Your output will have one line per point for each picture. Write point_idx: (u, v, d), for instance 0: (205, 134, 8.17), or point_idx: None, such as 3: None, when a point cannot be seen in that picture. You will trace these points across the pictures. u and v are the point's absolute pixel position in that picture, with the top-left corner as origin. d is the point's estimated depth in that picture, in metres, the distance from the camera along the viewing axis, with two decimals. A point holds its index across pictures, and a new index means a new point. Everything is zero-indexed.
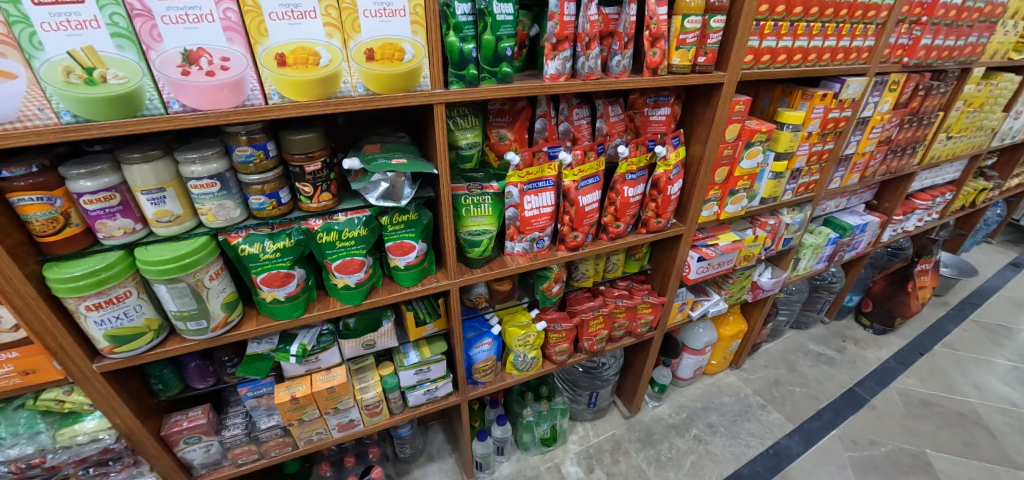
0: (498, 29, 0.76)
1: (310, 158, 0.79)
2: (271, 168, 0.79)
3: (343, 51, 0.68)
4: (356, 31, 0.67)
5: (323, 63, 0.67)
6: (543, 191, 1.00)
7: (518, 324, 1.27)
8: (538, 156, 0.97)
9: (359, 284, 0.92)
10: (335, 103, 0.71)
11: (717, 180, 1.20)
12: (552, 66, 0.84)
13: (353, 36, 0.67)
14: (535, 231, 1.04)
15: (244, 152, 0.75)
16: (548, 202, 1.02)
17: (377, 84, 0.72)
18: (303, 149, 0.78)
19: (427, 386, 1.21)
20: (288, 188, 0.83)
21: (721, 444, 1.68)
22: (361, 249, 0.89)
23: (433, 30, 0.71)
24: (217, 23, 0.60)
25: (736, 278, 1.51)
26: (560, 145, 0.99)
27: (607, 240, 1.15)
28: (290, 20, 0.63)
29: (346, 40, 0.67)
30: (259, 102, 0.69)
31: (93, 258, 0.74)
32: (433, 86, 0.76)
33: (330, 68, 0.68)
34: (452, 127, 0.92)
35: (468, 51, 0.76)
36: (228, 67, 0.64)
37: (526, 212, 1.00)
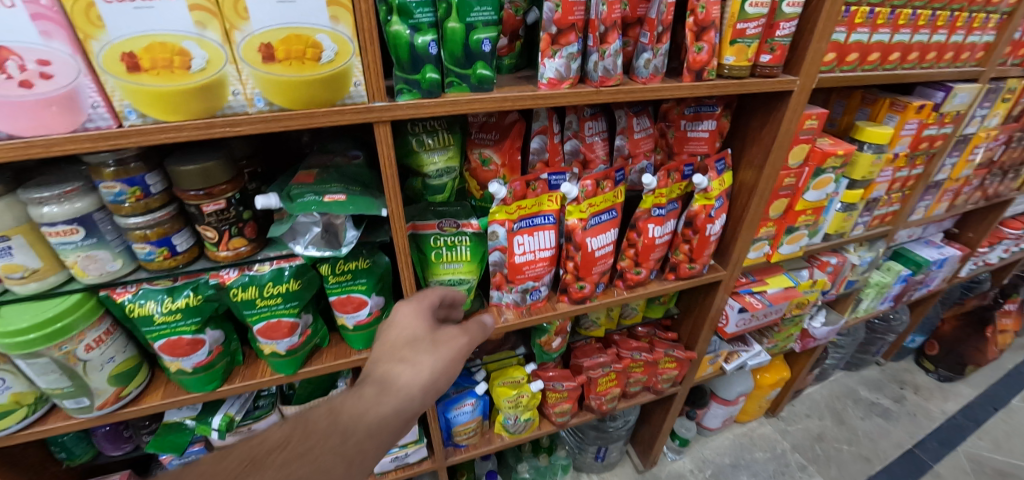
0: (469, 12, 0.51)
1: (207, 196, 0.57)
2: (158, 208, 0.57)
3: (225, 46, 0.45)
4: (243, 17, 0.44)
5: (196, 67, 0.45)
6: (541, 229, 0.75)
7: (510, 382, 1.02)
8: (534, 187, 0.72)
9: (292, 351, 0.72)
10: (225, 123, 0.49)
11: (770, 215, 0.92)
12: (552, 68, 0.59)
13: (239, 26, 0.44)
14: (528, 280, 0.79)
15: (111, 190, 0.53)
16: (546, 244, 0.77)
17: (285, 95, 0.49)
18: (200, 184, 0.56)
19: (394, 452, 1.00)
20: (188, 231, 0.62)
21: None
22: (292, 307, 0.69)
23: (364, 14, 0.47)
24: (20, 7, 0.38)
25: (783, 327, 1.23)
26: (564, 172, 0.74)
27: (624, 290, 0.90)
28: (134, 2, 0.40)
29: (229, 31, 0.44)
30: (109, 124, 0.47)
31: None
32: (371, 98, 0.52)
33: (209, 72, 0.46)
34: (417, 147, 0.67)
35: (425, 46, 0.51)
36: (51, 75, 0.42)
37: (517, 257, 0.75)
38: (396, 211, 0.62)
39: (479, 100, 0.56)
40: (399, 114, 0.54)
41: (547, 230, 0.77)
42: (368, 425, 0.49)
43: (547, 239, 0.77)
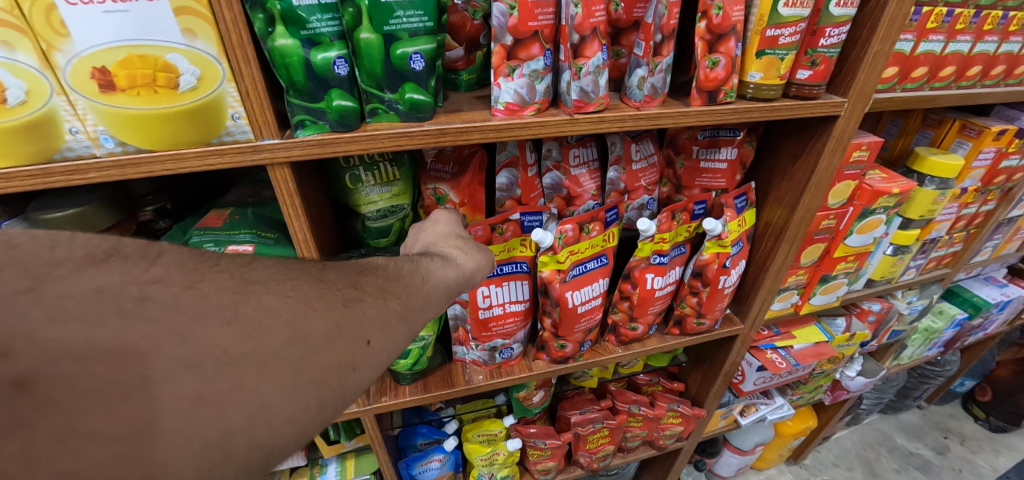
0: (388, 19, 0.40)
1: None
2: None
3: (42, 71, 0.33)
4: (63, 35, 0.32)
5: (12, 100, 0.34)
6: (511, 279, 0.62)
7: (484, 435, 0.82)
8: (501, 231, 0.57)
9: None
10: (66, 173, 0.38)
11: (801, 262, 0.76)
12: (508, 89, 0.47)
13: (57, 45, 0.32)
14: (496, 338, 0.65)
15: None
16: (519, 296, 0.63)
17: (140, 134, 0.38)
18: (66, 236, 0.44)
19: None
20: None
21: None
22: None
23: (232, 27, 0.35)
24: None
25: (812, 381, 1.05)
26: (541, 212, 0.59)
27: (616, 346, 0.73)
28: None
29: (49, 51, 0.33)
30: None
31: None
32: (259, 134, 0.41)
33: (30, 107, 0.34)
34: (351, 182, 0.54)
35: (330, 65, 0.40)
36: None
37: (480, 313, 0.62)
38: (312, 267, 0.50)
39: (410, 136, 0.45)
40: (300, 154, 0.43)
41: (520, 280, 0.63)
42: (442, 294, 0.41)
43: (520, 290, 0.63)
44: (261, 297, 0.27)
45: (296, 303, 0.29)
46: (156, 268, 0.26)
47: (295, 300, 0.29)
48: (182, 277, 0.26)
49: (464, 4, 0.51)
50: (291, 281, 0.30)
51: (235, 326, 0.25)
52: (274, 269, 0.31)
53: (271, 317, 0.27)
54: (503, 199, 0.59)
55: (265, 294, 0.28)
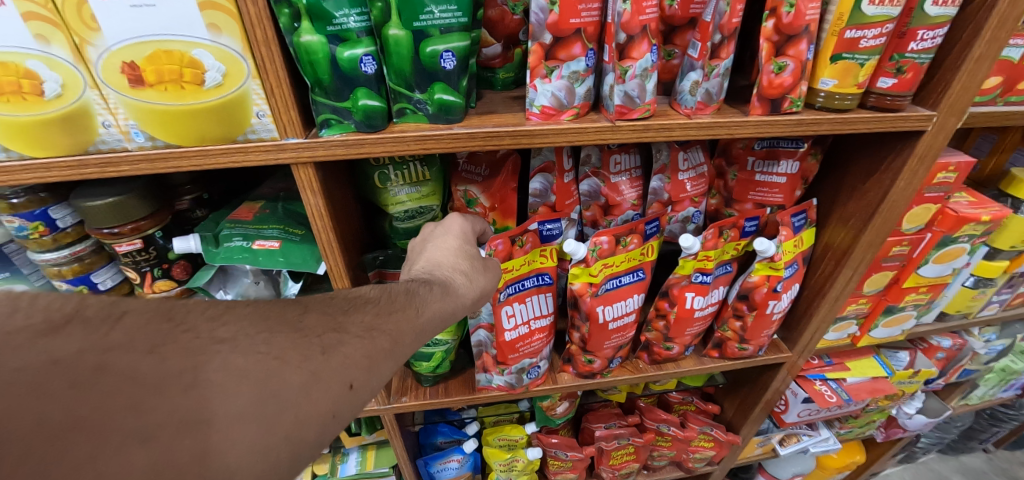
0: (418, 14, 0.38)
1: (116, 236, 0.46)
2: (76, 242, 0.48)
3: (84, 67, 0.36)
4: (94, 29, 0.34)
5: (50, 93, 0.36)
6: (532, 294, 0.58)
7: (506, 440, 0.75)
8: (522, 243, 0.52)
9: None
10: (101, 163, 0.40)
11: (863, 290, 0.68)
12: (545, 92, 0.44)
13: (90, 39, 0.34)
14: (524, 358, 0.60)
15: (11, 224, 0.45)
16: (542, 310, 0.60)
17: (166, 128, 0.39)
18: (105, 223, 0.45)
19: None
20: (115, 266, 0.52)
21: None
22: None
23: (256, 21, 0.35)
24: None
25: (865, 417, 0.95)
26: (561, 219, 0.53)
27: (649, 365, 0.68)
28: None
29: (81, 45, 0.35)
30: None
31: None
32: (281, 132, 0.41)
33: (67, 100, 0.37)
34: (380, 182, 0.52)
35: (356, 62, 0.39)
36: None
37: (506, 334, 0.58)
38: (337, 266, 0.49)
39: (434, 138, 0.43)
40: (324, 155, 0.43)
41: (544, 293, 0.59)
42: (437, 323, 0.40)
43: (543, 304, 0.59)
44: (232, 353, 0.24)
45: (269, 357, 0.25)
46: (115, 329, 0.22)
47: (269, 355, 0.25)
48: (141, 339, 0.22)
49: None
50: (265, 333, 0.27)
51: (208, 392, 0.22)
52: (247, 314, 0.27)
53: (258, 371, 0.24)
54: (535, 206, 0.56)
55: (236, 353, 0.24)
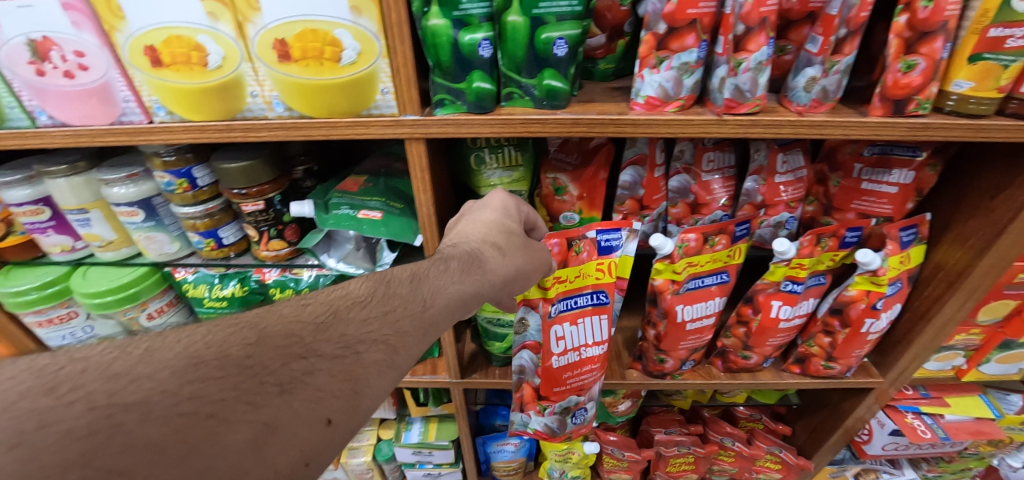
0: (536, 4, 0.39)
1: (244, 196, 0.51)
2: (211, 199, 0.54)
3: (242, 45, 0.41)
4: (254, 9, 0.38)
5: (212, 64, 0.42)
6: (586, 314, 0.57)
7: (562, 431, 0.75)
8: (577, 248, 0.52)
9: None
10: (244, 128, 0.45)
11: (976, 319, 0.61)
12: (653, 82, 0.43)
13: (251, 18, 0.39)
14: (569, 393, 0.61)
15: (162, 178, 0.51)
16: (597, 337, 0.58)
17: (303, 100, 0.43)
18: (240, 183, 0.50)
19: (428, 470, 0.79)
20: (238, 223, 0.57)
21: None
22: None
23: (392, 5, 0.38)
24: None
25: (962, 461, 0.85)
26: (620, 228, 0.52)
27: (722, 373, 0.66)
28: None
29: (242, 24, 0.40)
30: (142, 120, 0.46)
31: (45, 269, 0.60)
32: (401, 109, 0.44)
33: (225, 71, 0.42)
34: (476, 164, 0.55)
35: (474, 47, 0.41)
36: (87, 66, 0.43)
37: (553, 361, 0.59)
38: (432, 240, 0.52)
39: (542, 122, 0.44)
40: (439, 131, 0.45)
41: (600, 314, 0.57)
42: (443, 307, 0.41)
43: (599, 328, 0.58)
44: (140, 425, 0.22)
45: (194, 418, 0.23)
46: None
47: (194, 417, 0.23)
48: (12, 428, 0.20)
49: None
50: (198, 383, 0.25)
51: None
52: (171, 365, 0.25)
53: (189, 438, 0.23)
54: (623, 198, 0.55)
55: (145, 425, 0.22)
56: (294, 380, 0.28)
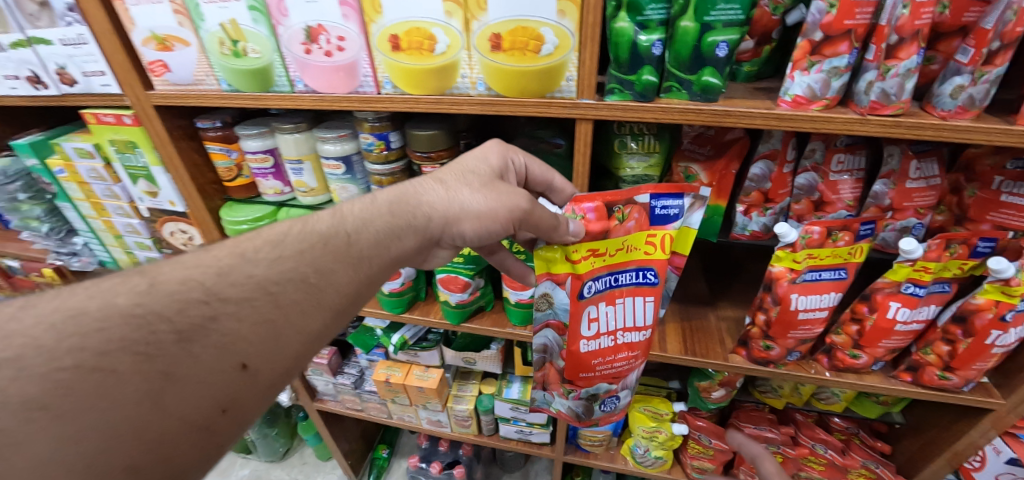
0: (709, 11, 0.45)
1: (427, 158, 0.63)
2: (396, 160, 0.66)
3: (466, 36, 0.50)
4: (482, 9, 0.48)
5: (438, 51, 0.51)
6: (627, 294, 0.55)
7: (652, 412, 0.81)
8: (622, 216, 0.50)
9: (460, 305, 0.72)
10: (449, 102, 0.55)
11: None
12: (802, 82, 0.48)
13: (477, 16, 0.48)
14: (599, 380, 0.61)
15: (366, 139, 0.64)
16: (637, 321, 0.57)
17: (501, 83, 0.52)
18: (425, 148, 0.62)
19: (521, 426, 0.88)
20: (409, 183, 0.69)
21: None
22: (469, 270, 0.69)
23: (594, 9, 0.46)
24: None
25: None
26: (682, 193, 0.51)
27: (827, 370, 0.68)
28: None
29: (469, 21, 0.49)
30: (372, 91, 0.57)
31: (256, 207, 0.76)
32: (580, 94, 0.51)
33: (447, 56, 0.52)
34: (617, 148, 0.60)
35: (649, 47, 0.48)
36: (343, 48, 0.54)
37: (581, 346, 0.57)
38: None
39: (697, 111, 0.50)
40: (607, 114, 0.53)
41: (645, 295, 0.55)
42: (378, 235, 0.44)
43: (635, 307, 0.56)
44: (12, 384, 0.25)
45: (80, 372, 0.27)
46: None
47: (76, 371, 0.27)
48: None
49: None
50: (77, 337, 0.28)
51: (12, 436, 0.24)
52: (46, 321, 0.28)
53: (83, 389, 0.27)
54: (749, 190, 0.59)
55: (18, 383, 0.25)
56: (194, 328, 0.32)
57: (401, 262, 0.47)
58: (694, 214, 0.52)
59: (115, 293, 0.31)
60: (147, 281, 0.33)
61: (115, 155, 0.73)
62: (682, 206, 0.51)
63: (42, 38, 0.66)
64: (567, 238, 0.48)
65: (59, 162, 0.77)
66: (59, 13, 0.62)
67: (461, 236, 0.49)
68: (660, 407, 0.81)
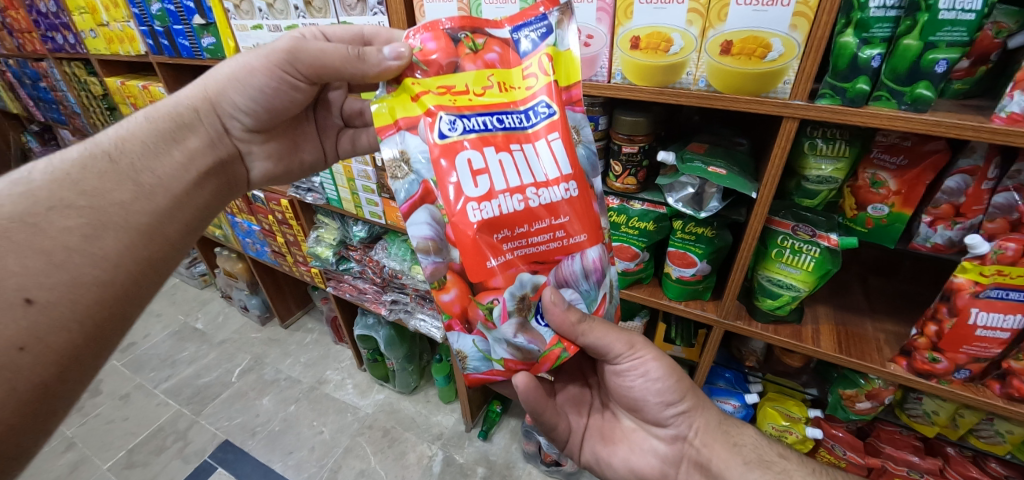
0: (936, 32, 0.49)
1: (629, 140, 0.79)
2: (597, 140, 0.83)
3: (700, 41, 0.62)
4: (721, 20, 0.58)
5: (672, 51, 0.64)
6: (504, 142, 0.52)
7: (784, 411, 0.94)
8: (474, 44, 0.53)
9: (624, 271, 0.92)
10: (669, 94, 0.68)
11: None
12: (1021, 101, 0.49)
13: (715, 26, 0.59)
14: (513, 269, 0.52)
15: None
16: (539, 174, 0.52)
17: (722, 81, 0.63)
18: (628, 131, 0.78)
19: None
20: (604, 162, 0.87)
21: (784, 470, 0.62)
22: (640, 241, 0.87)
23: (824, 25, 0.52)
24: (595, 4, 0.66)
25: None
26: (541, 14, 0.53)
27: (1000, 397, 0.68)
28: (656, 5, 0.62)
29: (706, 29, 0.60)
30: (603, 80, 0.73)
31: None
32: (792, 96, 0.59)
33: (678, 56, 0.64)
34: (807, 149, 0.70)
35: (868, 59, 0.53)
36: (590, 44, 0.70)
37: (473, 211, 0.50)
38: (765, 197, 0.68)
39: (905, 119, 0.54)
40: (814, 116, 0.59)
41: (535, 138, 0.52)
42: (146, 156, 0.55)
43: (519, 160, 0.52)
44: None
45: None
46: None
47: None
48: None
49: (992, 24, 0.56)
50: None
51: None
52: None
53: None
54: (939, 202, 0.63)
55: None
56: None
57: (191, 156, 0.60)
58: (567, 31, 0.53)
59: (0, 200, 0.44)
60: (24, 187, 0.46)
61: None
62: (549, 24, 0.53)
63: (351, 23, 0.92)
64: (386, 63, 0.52)
65: None
66: (371, 6, 0.87)
67: (232, 104, 0.63)
68: (794, 409, 0.93)
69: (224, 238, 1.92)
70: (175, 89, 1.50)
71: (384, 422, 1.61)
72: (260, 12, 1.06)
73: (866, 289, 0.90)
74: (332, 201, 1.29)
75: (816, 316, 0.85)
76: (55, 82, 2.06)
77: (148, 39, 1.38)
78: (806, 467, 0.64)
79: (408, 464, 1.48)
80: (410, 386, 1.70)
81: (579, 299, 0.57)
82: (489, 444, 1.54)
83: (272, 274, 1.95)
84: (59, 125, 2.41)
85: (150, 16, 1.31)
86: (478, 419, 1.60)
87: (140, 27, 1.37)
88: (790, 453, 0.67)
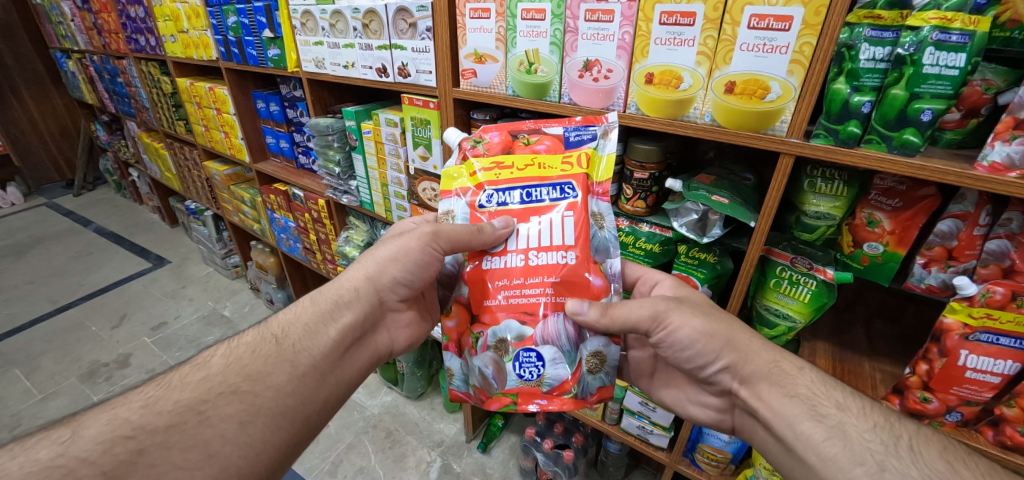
0: (921, 84, 0.54)
1: (641, 167, 0.85)
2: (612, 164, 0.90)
3: (706, 79, 0.69)
4: (726, 63, 0.65)
5: (682, 87, 0.71)
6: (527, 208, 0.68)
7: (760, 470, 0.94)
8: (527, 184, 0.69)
9: None
10: (679, 126, 0.74)
11: None
12: (1002, 151, 0.53)
13: (721, 67, 0.66)
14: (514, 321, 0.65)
15: None
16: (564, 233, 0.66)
17: (726, 117, 0.69)
18: (641, 158, 0.84)
19: (644, 422, 1.13)
20: (617, 185, 0.93)
21: (838, 423, 0.54)
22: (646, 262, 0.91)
23: (818, 72, 0.58)
24: (615, 42, 0.74)
25: None
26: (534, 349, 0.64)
27: (994, 444, 0.68)
28: (668, 46, 0.69)
29: (712, 70, 0.67)
30: (619, 109, 0.80)
31: None
32: (789, 134, 0.65)
33: (687, 92, 0.71)
34: (807, 187, 0.75)
35: (859, 105, 0.59)
36: (610, 77, 0.78)
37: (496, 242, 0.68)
38: (763, 228, 0.73)
39: (893, 162, 0.59)
40: (809, 152, 0.65)
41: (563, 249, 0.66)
42: (301, 336, 0.62)
43: (563, 221, 0.66)
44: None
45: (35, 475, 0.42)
46: None
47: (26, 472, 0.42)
48: None
49: (980, 81, 0.60)
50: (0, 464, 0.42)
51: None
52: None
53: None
54: (933, 243, 0.66)
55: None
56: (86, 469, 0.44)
57: (344, 332, 0.66)
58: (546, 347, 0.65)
59: (184, 389, 0.53)
60: (205, 372, 0.56)
61: (410, 128, 1.15)
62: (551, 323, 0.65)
63: (400, 45, 1.04)
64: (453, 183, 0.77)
65: (370, 127, 1.26)
66: (420, 31, 0.98)
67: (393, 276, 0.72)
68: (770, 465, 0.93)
69: (262, 231, 2.07)
70: (237, 93, 1.66)
71: (388, 424, 1.66)
72: (322, 30, 1.20)
73: (869, 330, 0.91)
74: (366, 204, 1.43)
75: (814, 350, 0.87)
76: (131, 78, 2.30)
77: (221, 46, 1.56)
78: (866, 420, 0.54)
79: (407, 467, 1.50)
80: (416, 392, 1.74)
81: (560, 357, 0.65)
82: (488, 456, 1.56)
83: (300, 269, 2.12)
84: (128, 117, 2.67)
85: (225, 27, 1.49)
86: (479, 431, 1.62)
87: (216, 36, 1.56)
88: (850, 402, 0.56)
